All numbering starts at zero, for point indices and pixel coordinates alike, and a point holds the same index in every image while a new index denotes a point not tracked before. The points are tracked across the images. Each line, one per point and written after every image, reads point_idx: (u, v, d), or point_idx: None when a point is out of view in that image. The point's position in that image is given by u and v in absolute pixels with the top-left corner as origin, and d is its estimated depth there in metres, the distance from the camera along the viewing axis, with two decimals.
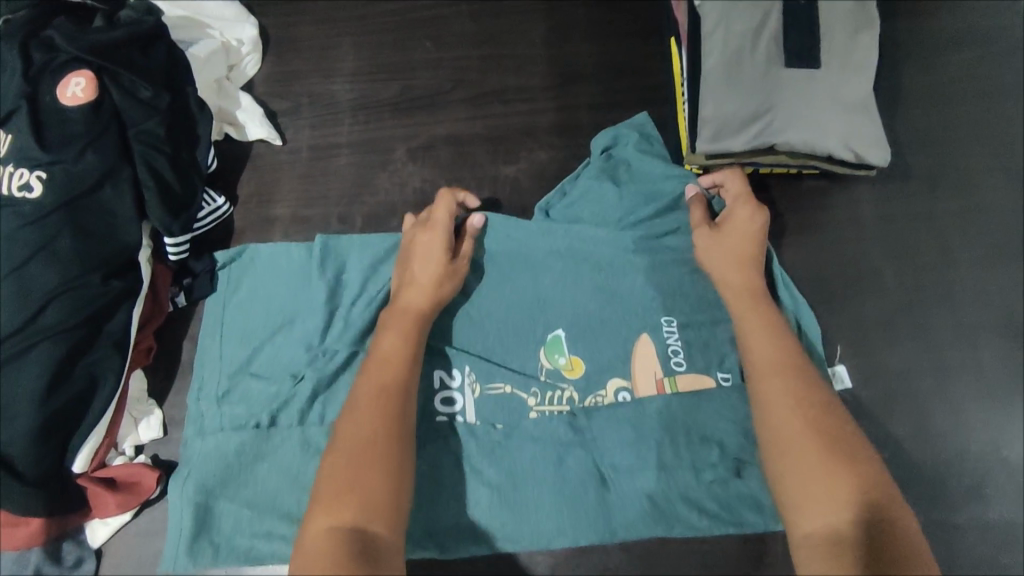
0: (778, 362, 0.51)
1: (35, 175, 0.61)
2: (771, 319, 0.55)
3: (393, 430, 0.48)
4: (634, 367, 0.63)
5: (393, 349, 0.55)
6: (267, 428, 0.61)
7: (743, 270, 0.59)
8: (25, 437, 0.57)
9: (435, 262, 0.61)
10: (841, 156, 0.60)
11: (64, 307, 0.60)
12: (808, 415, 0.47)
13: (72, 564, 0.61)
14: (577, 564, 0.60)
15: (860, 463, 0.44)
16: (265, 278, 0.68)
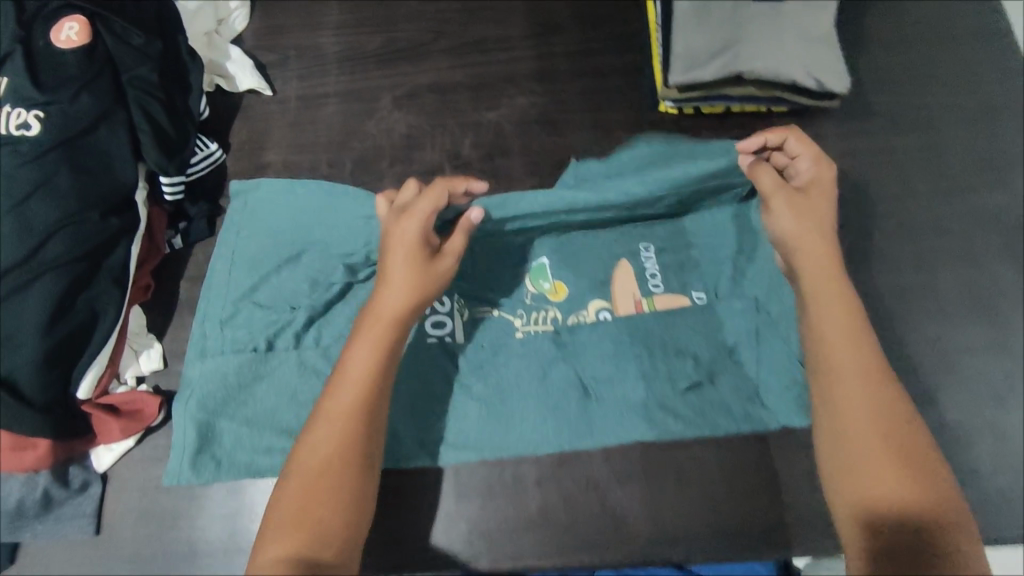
0: (860, 360, 0.48)
1: (33, 114, 0.63)
2: (850, 307, 0.50)
3: (351, 469, 0.48)
4: (614, 289, 0.67)
5: (369, 367, 0.51)
6: (265, 351, 0.66)
7: (822, 244, 0.53)
8: (31, 364, 0.60)
9: (417, 262, 0.54)
10: (807, 85, 0.63)
11: (65, 242, 0.62)
12: (888, 427, 0.45)
13: (78, 487, 0.64)
14: (562, 475, 0.62)
15: (937, 482, 0.43)
16: (268, 215, 0.71)
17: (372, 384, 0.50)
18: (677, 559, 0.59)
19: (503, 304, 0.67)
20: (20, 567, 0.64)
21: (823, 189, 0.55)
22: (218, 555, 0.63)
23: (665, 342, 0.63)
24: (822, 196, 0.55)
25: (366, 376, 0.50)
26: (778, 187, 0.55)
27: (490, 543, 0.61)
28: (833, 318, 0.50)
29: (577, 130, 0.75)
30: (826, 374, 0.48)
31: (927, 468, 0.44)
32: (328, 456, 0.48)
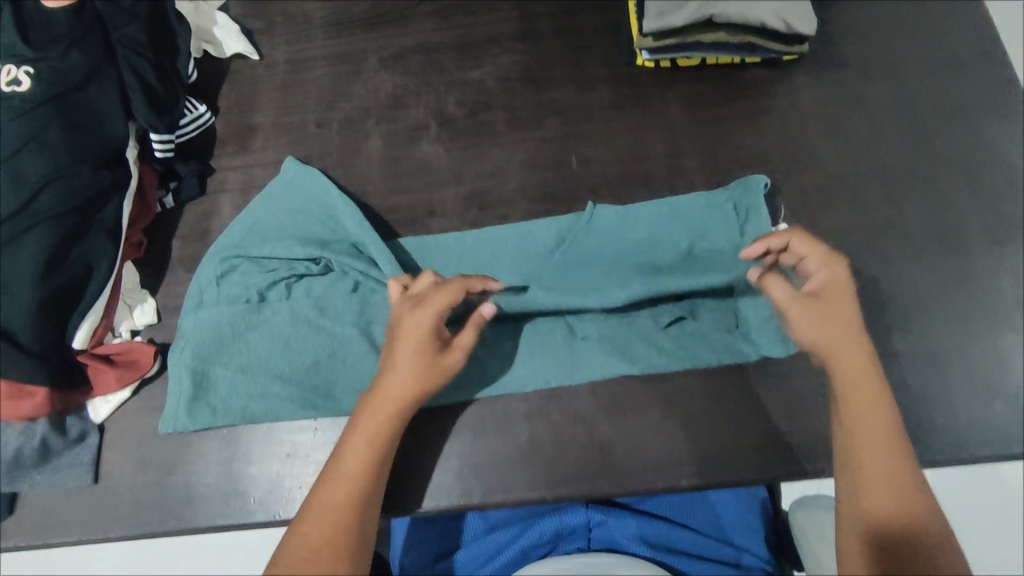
0: (880, 437, 0.53)
1: (23, 70, 0.64)
2: (875, 390, 0.55)
3: (348, 554, 0.51)
4: (598, 238, 0.70)
5: (363, 463, 0.54)
6: (258, 303, 0.68)
7: (847, 335, 0.57)
8: (26, 311, 0.61)
9: (423, 359, 0.57)
10: (774, 24, 0.69)
11: (57, 193, 0.63)
12: (896, 476, 0.52)
13: (76, 436, 0.65)
14: (549, 408, 0.65)
15: (930, 523, 0.51)
16: (285, 197, 0.72)
17: (368, 477, 0.54)
18: (661, 485, 0.62)
19: (490, 252, 0.70)
20: (19, 518, 0.65)
21: (840, 284, 0.58)
22: (215, 499, 0.64)
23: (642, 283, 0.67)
24: (840, 288, 0.58)
25: (362, 468, 0.54)
26: (792, 299, 0.58)
27: (482, 478, 0.63)
28: (859, 396, 0.55)
29: (560, 87, 0.76)
30: (849, 451, 0.54)
31: (935, 524, 0.50)
32: (323, 539, 0.51)
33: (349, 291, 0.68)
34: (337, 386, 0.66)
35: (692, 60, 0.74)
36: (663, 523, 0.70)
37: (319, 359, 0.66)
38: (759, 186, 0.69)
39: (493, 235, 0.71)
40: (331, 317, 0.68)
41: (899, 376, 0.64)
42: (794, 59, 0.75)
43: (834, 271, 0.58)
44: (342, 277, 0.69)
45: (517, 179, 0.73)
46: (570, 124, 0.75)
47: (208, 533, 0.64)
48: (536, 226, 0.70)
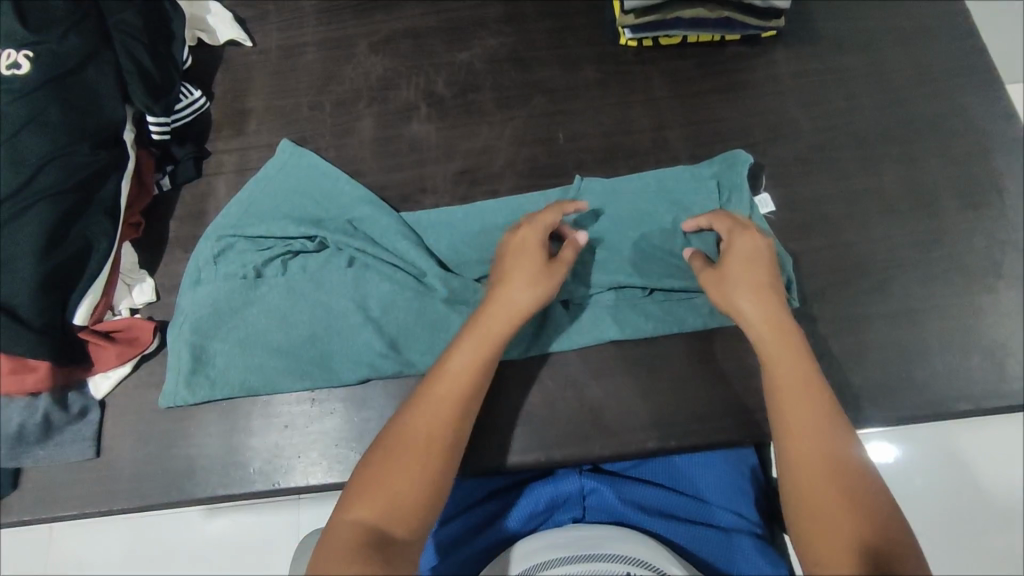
0: (809, 415, 0.52)
1: (23, 55, 0.65)
2: (809, 384, 0.53)
3: (439, 454, 0.51)
4: (588, 211, 0.71)
5: (467, 369, 0.55)
6: (254, 278, 0.69)
7: (767, 317, 0.57)
8: (27, 288, 0.62)
9: (534, 269, 0.60)
10: None
11: (57, 173, 0.65)
12: (831, 467, 0.49)
13: (78, 412, 0.67)
14: (541, 373, 0.67)
15: (873, 512, 0.47)
16: (280, 179, 0.74)
17: (473, 380, 0.55)
18: (650, 445, 0.64)
19: (481, 227, 0.72)
20: (24, 493, 0.66)
21: (752, 249, 0.60)
22: (214, 471, 0.66)
23: (630, 253, 0.69)
24: (749, 257, 0.60)
25: (465, 373, 0.54)
26: (703, 268, 0.62)
27: (477, 443, 0.65)
28: (784, 377, 0.54)
29: (547, 67, 0.78)
30: (783, 435, 0.52)
31: (878, 509, 0.47)
32: (426, 429, 0.52)
33: (343, 266, 0.70)
34: (335, 358, 0.67)
35: (674, 37, 0.76)
36: (666, 491, 0.65)
37: (317, 332, 0.68)
38: (742, 162, 0.71)
39: (483, 210, 0.72)
40: (327, 292, 0.69)
41: (878, 335, 0.66)
42: (772, 35, 0.78)
43: (740, 238, 0.61)
44: (337, 254, 0.70)
45: (506, 155, 0.75)
46: (556, 102, 0.77)
47: (207, 504, 0.65)
48: (525, 201, 0.72)
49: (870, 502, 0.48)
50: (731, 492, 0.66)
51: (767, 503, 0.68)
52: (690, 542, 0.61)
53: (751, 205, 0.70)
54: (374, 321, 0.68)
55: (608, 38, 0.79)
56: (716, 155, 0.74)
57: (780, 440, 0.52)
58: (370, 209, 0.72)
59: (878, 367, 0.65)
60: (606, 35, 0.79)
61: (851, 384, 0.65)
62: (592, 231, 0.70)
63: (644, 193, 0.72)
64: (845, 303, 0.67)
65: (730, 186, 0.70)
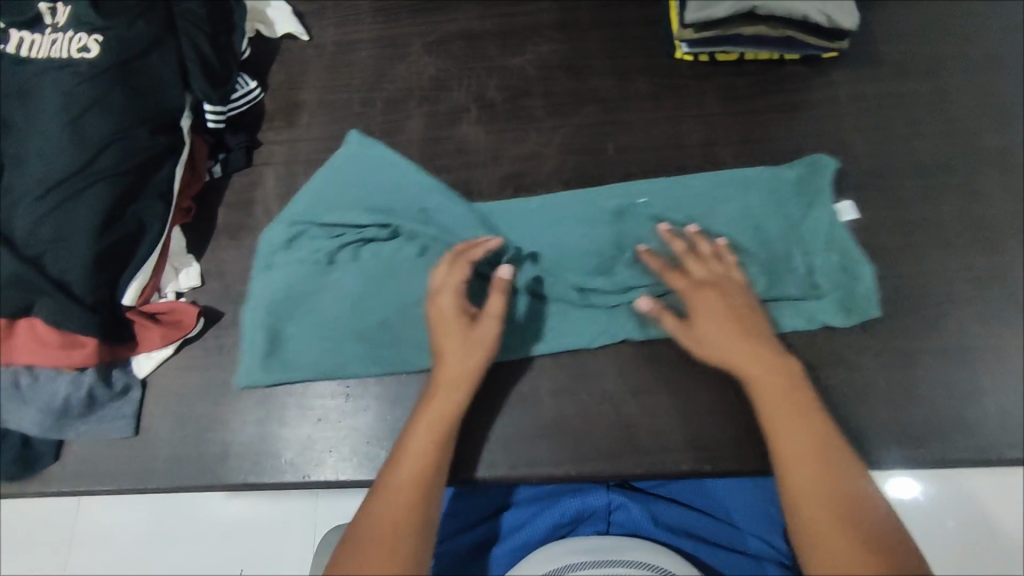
0: (818, 485, 0.51)
1: (93, 39, 0.67)
2: (809, 419, 0.54)
3: (407, 540, 0.53)
4: (666, 213, 0.70)
5: (427, 452, 0.57)
6: (326, 264, 0.69)
7: (755, 353, 0.58)
8: (83, 266, 0.63)
9: (460, 336, 0.61)
10: (815, 19, 0.69)
11: (117, 154, 0.66)
12: (839, 502, 0.50)
13: (121, 390, 0.68)
14: (578, 387, 0.66)
15: (885, 543, 0.48)
16: (349, 162, 0.72)
17: (431, 459, 0.57)
18: (684, 467, 0.63)
19: (554, 222, 0.71)
20: (64, 464, 0.68)
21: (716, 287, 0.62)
22: (248, 458, 0.66)
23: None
24: (725, 312, 0.60)
25: (427, 451, 0.57)
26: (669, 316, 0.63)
27: (510, 452, 0.65)
28: (788, 445, 0.53)
29: (599, 76, 0.78)
30: (784, 471, 0.53)
31: (889, 536, 0.49)
32: (393, 517, 0.54)
33: (416, 255, 0.69)
34: (406, 348, 0.67)
35: (732, 52, 0.75)
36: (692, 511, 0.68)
37: (389, 320, 0.68)
38: (825, 168, 0.70)
39: (558, 203, 0.71)
40: (400, 281, 0.68)
41: (928, 371, 0.64)
42: (833, 56, 0.76)
43: (705, 294, 0.61)
44: (409, 242, 0.69)
45: (552, 163, 0.75)
46: (607, 113, 0.76)
47: (238, 490, 0.66)
48: (602, 193, 0.71)
49: (878, 531, 0.49)
50: (753, 513, 0.69)
51: None
52: (719, 561, 0.64)
53: (833, 211, 0.69)
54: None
55: (663, 51, 0.78)
56: (796, 158, 0.73)
57: (781, 476, 0.53)
58: (442, 199, 0.70)
59: (925, 404, 0.63)
60: (662, 49, 0.79)
61: (896, 419, 0.63)
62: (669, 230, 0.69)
63: (724, 194, 0.70)
64: (894, 336, 0.65)
65: (806, 193, 0.69)
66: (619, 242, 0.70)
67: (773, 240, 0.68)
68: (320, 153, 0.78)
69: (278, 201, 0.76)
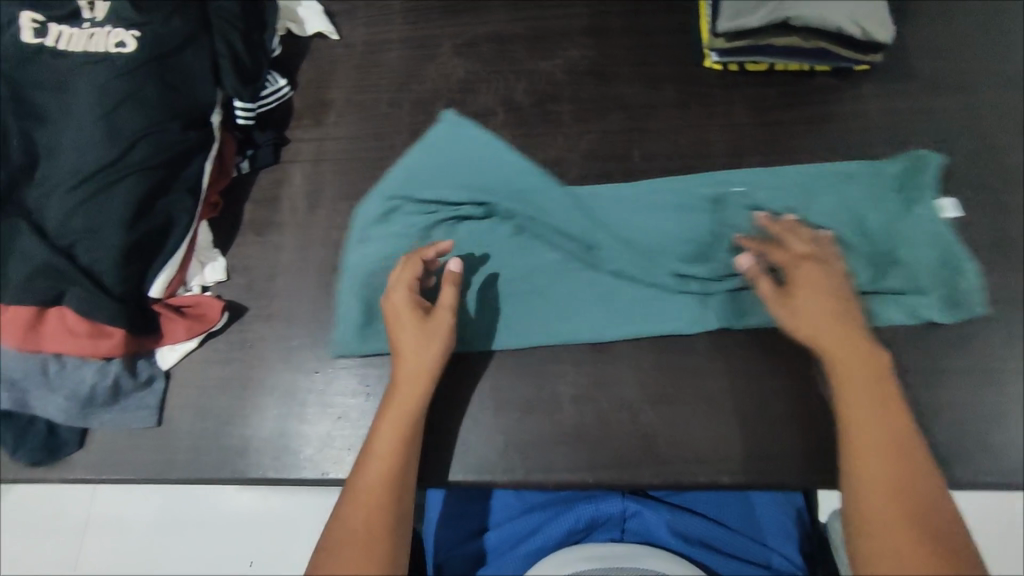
0: (887, 465, 0.52)
1: (130, 34, 0.68)
2: (894, 415, 0.54)
3: (379, 536, 0.54)
4: (765, 201, 0.70)
5: (392, 448, 0.58)
6: (423, 240, 0.71)
7: (847, 342, 0.57)
8: (114, 257, 0.64)
9: (415, 331, 0.62)
10: (849, 31, 0.69)
11: (149, 148, 0.67)
12: (906, 500, 0.51)
13: (145, 380, 0.69)
14: (598, 394, 0.66)
15: (946, 548, 0.49)
16: (446, 143, 0.74)
17: (399, 459, 0.58)
18: (703, 479, 0.63)
19: (647, 207, 0.71)
20: (88, 451, 0.69)
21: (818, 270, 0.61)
22: (268, 452, 0.67)
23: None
24: (824, 295, 0.59)
25: (393, 446, 0.58)
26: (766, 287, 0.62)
27: (528, 457, 0.65)
28: (868, 421, 0.54)
29: (628, 83, 0.78)
30: (853, 459, 0.53)
31: (952, 543, 0.49)
32: (363, 514, 0.55)
33: (511, 235, 0.71)
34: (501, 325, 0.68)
35: (762, 62, 0.74)
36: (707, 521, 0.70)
37: (486, 296, 0.69)
38: (929, 164, 0.69)
39: (653, 189, 0.72)
40: (496, 260, 0.70)
41: (954, 392, 0.63)
42: (865, 69, 0.75)
43: (805, 270, 0.61)
44: (506, 222, 0.71)
45: (577, 169, 0.75)
46: (635, 119, 0.76)
47: (257, 484, 0.67)
48: (697, 181, 0.72)
49: (940, 535, 0.49)
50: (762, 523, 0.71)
51: (810, 545, 0.72)
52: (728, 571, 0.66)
53: (933, 207, 0.68)
54: (536, 291, 0.69)
55: (693, 59, 0.78)
56: (895, 153, 0.72)
57: (848, 464, 0.54)
58: (538, 180, 0.71)
59: (951, 424, 0.62)
60: (691, 57, 0.78)
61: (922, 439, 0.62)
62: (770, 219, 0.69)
63: (825, 187, 0.70)
64: (920, 354, 0.65)
65: (907, 188, 0.69)
66: (716, 230, 0.70)
67: (878, 232, 0.68)
68: (346, 152, 0.79)
69: (303, 198, 0.77)
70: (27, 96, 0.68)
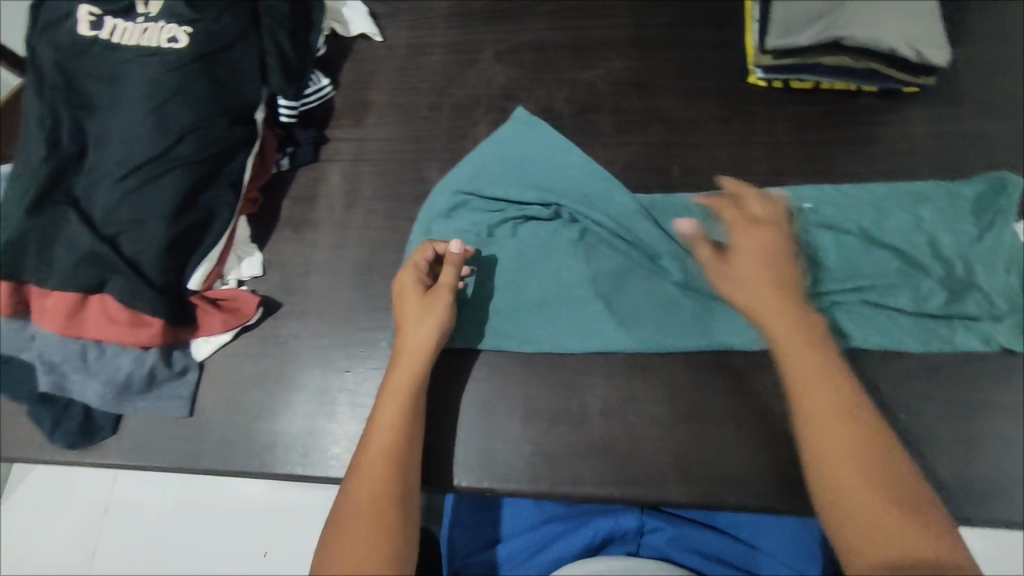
0: (838, 411, 0.50)
1: (182, 30, 0.69)
2: (836, 377, 0.52)
3: (384, 507, 0.53)
4: (835, 215, 0.68)
5: (394, 423, 0.59)
6: (486, 237, 0.72)
7: (789, 310, 0.55)
8: (157, 249, 0.65)
9: (417, 307, 0.64)
10: (904, 54, 0.67)
11: (196, 142, 0.68)
12: (870, 467, 0.47)
13: (179, 370, 0.70)
14: (628, 409, 0.66)
15: (918, 511, 0.45)
16: (515, 141, 0.75)
17: (402, 437, 0.58)
18: (732, 500, 0.62)
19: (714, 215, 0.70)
20: (121, 438, 0.70)
21: (758, 236, 0.59)
22: (296, 449, 0.68)
23: (884, 266, 0.67)
24: (766, 262, 0.57)
25: (396, 420, 0.59)
26: (714, 261, 0.59)
27: (555, 467, 0.64)
28: (808, 372, 0.52)
29: (670, 96, 0.77)
30: (810, 432, 0.50)
31: (922, 503, 0.46)
32: (369, 487, 0.54)
33: (575, 238, 0.71)
34: (559, 328, 0.68)
35: (808, 80, 0.74)
36: (718, 533, 0.72)
37: (546, 296, 0.70)
38: (1010, 187, 0.67)
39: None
40: (558, 261, 0.71)
41: (995, 426, 0.62)
42: (914, 91, 0.74)
43: (752, 234, 0.59)
44: (570, 224, 0.72)
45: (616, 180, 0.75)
46: (676, 133, 0.76)
47: (283, 480, 0.67)
48: (767, 194, 0.70)
49: (909, 496, 0.46)
50: (780, 541, 0.72)
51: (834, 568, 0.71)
52: None
53: (1011, 232, 0.66)
54: (597, 296, 0.69)
55: (737, 74, 0.77)
56: (973, 175, 0.70)
57: (805, 441, 0.50)
58: (604, 184, 0.71)
59: (991, 458, 0.61)
60: (736, 72, 0.77)
61: (959, 473, 0.61)
62: (840, 237, 0.68)
63: (899, 205, 0.69)
64: (960, 385, 0.63)
65: (985, 210, 0.67)
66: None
67: (954, 257, 0.66)
68: (385, 153, 0.79)
69: (340, 197, 0.78)
70: (80, 88, 0.69)
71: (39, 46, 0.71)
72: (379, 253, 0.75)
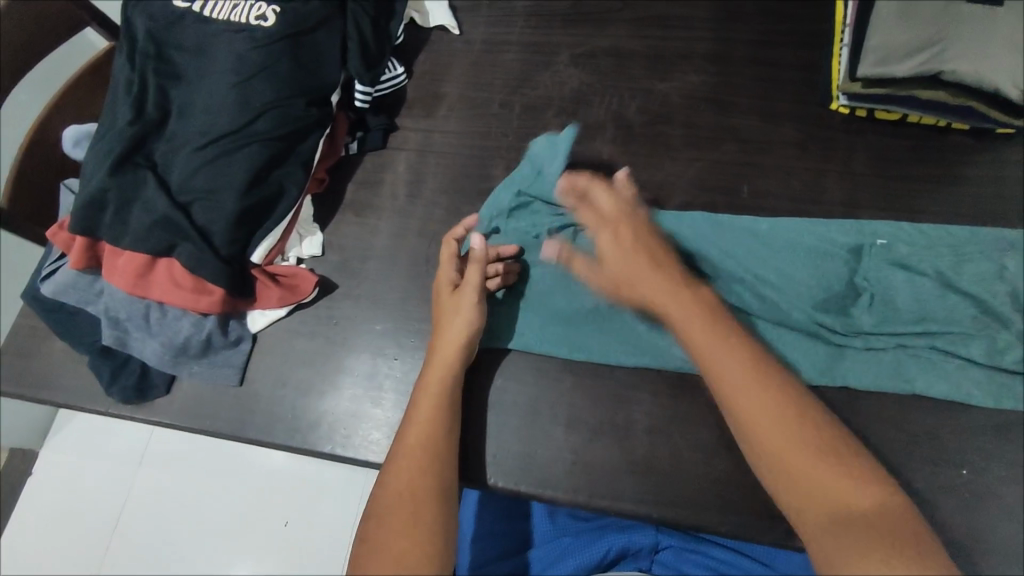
0: (748, 374, 0.52)
1: (272, 9, 0.71)
2: (734, 342, 0.54)
3: (421, 498, 0.54)
4: (909, 255, 0.66)
5: (432, 417, 0.59)
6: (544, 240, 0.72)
7: (674, 285, 0.58)
8: (226, 220, 0.67)
9: (449, 304, 0.65)
10: (1007, 93, 0.65)
11: (274, 119, 0.69)
12: (791, 429, 0.49)
13: (233, 339, 0.72)
14: (674, 429, 0.64)
15: (845, 460, 0.48)
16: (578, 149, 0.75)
17: (441, 432, 0.59)
18: (774, 536, 0.60)
19: (781, 241, 0.68)
20: (172, 399, 0.72)
21: (627, 223, 0.63)
22: (338, 430, 0.68)
23: (959, 313, 0.64)
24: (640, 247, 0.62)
25: (434, 415, 0.60)
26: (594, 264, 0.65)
27: (594, 479, 0.63)
28: (721, 357, 0.53)
29: (747, 114, 0.75)
30: (733, 410, 0.51)
31: (842, 448, 0.49)
32: (408, 479, 0.55)
33: None
34: (608, 341, 0.68)
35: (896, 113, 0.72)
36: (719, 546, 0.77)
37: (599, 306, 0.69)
38: None
39: (788, 227, 0.69)
40: None
41: None
42: (1007, 133, 0.70)
43: (617, 221, 0.64)
44: None
45: (684, 195, 0.73)
46: (749, 152, 0.74)
47: (323, 458, 0.68)
48: (838, 227, 0.68)
49: (829, 441, 0.49)
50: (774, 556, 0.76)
51: None
52: None
53: None
54: None
55: (821, 97, 0.75)
56: None
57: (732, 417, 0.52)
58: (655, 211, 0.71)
59: None
60: (820, 96, 0.75)
61: None
62: (912, 277, 0.66)
63: (981, 252, 0.66)
64: None
65: None
66: (852, 281, 0.66)
67: None
68: (452, 147, 0.80)
69: (405, 186, 0.78)
70: (170, 58, 0.72)
71: (134, 14, 0.74)
72: (437, 245, 0.75)
